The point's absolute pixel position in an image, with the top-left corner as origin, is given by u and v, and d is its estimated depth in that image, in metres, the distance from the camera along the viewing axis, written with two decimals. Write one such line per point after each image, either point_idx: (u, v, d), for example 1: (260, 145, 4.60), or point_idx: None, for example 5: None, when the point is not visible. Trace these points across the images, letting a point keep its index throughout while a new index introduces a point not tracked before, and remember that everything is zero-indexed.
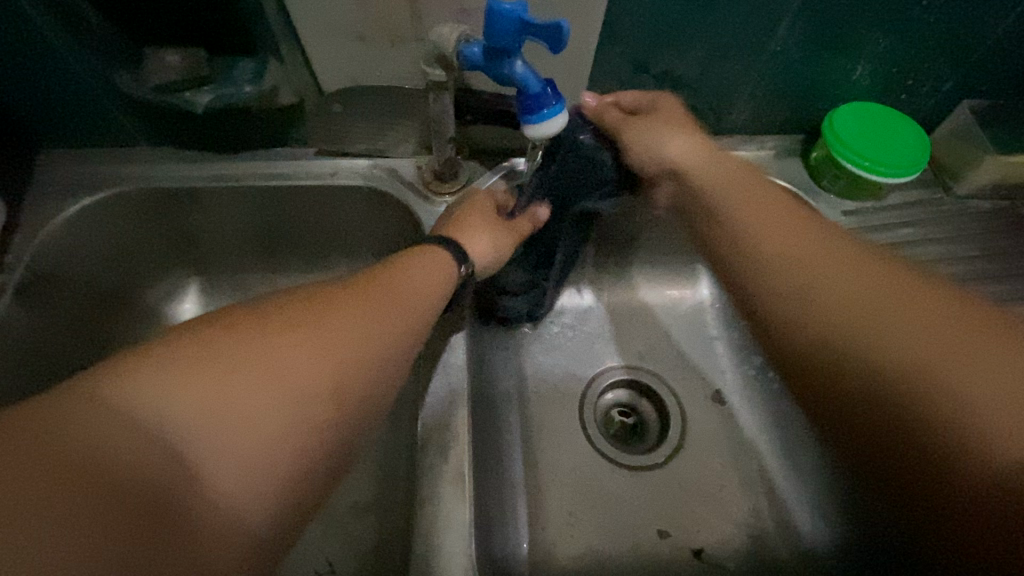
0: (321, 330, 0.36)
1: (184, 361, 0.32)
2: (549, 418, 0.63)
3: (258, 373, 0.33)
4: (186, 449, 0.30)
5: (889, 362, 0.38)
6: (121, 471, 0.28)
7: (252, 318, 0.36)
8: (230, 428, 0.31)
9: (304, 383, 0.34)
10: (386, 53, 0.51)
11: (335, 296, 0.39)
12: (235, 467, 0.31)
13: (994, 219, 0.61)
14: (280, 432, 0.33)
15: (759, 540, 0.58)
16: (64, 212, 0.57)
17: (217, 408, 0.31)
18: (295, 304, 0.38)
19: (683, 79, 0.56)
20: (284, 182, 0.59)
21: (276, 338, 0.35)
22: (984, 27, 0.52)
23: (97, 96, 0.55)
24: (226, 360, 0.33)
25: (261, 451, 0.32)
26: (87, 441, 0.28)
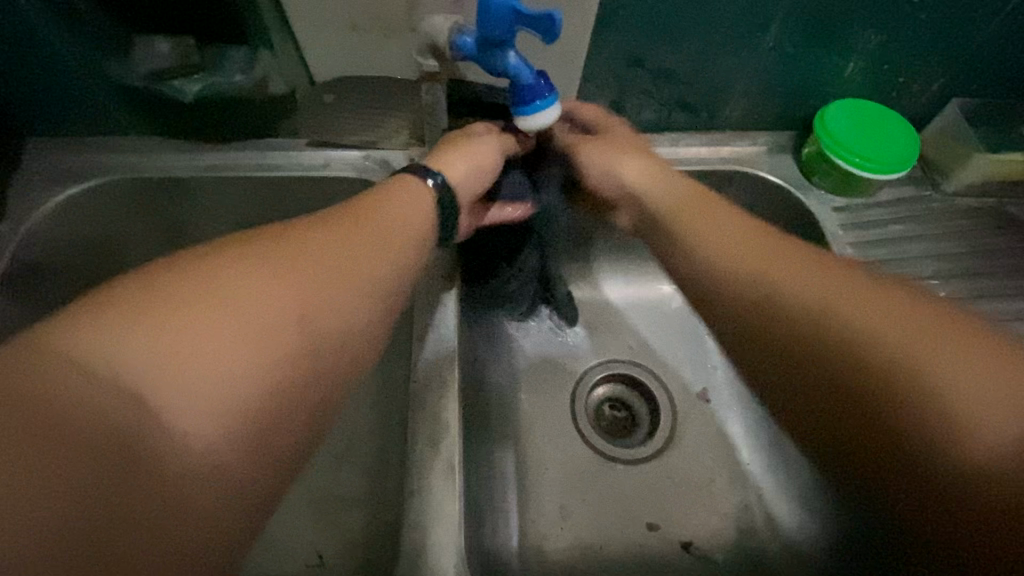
0: (315, 282, 0.35)
1: (172, 304, 0.30)
2: (539, 412, 0.63)
3: (245, 324, 0.31)
4: (159, 373, 0.28)
5: (880, 386, 0.33)
6: (73, 412, 0.25)
7: (240, 263, 0.34)
8: (217, 378, 0.29)
9: (283, 324, 0.33)
10: (380, 44, 0.50)
11: (326, 247, 0.37)
12: (219, 400, 0.29)
13: (982, 216, 0.61)
14: (256, 400, 0.31)
15: (747, 532, 0.58)
16: (49, 201, 0.57)
17: (194, 349, 0.29)
18: (283, 249, 0.36)
19: (677, 74, 0.56)
20: (274, 172, 0.59)
21: (264, 286, 0.33)
22: (976, 25, 0.52)
23: (83, 84, 0.54)
24: (197, 311, 0.30)
25: (235, 408, 0.30)
26: (68, 390, 0.25)
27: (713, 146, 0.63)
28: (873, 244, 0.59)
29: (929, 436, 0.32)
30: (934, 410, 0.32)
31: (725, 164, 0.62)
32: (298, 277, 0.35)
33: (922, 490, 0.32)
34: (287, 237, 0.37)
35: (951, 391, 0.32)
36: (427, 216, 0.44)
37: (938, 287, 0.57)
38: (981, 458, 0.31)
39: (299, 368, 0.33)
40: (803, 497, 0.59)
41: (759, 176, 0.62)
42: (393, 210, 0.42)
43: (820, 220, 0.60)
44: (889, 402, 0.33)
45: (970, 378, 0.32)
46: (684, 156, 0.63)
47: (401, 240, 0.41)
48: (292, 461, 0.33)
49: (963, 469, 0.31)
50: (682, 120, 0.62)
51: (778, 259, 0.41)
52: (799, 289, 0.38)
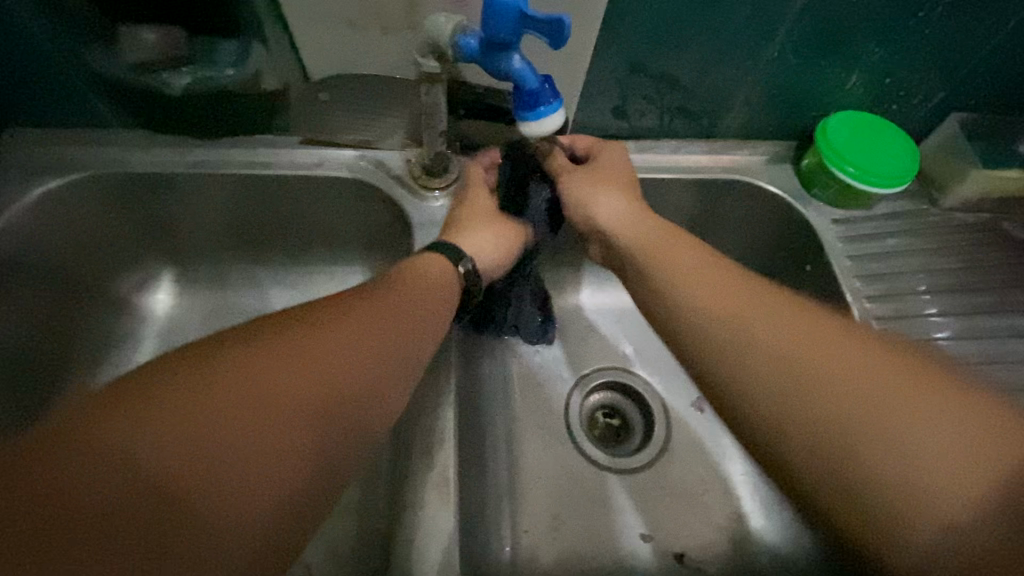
0: (330, 356, 0.35)
1: (187, 396, 0.30)
2: (534, 420, 0.62)
3: (258, 410, 0.31)
4: (182, 474, 0.28)
5: (876, 451, 0.33)
6: (91, 487, 0.26)
7: (252, 348, 0.34)
8: (238, 469, 0.30)
9: (298, 405, 0.33)
10: (377, 42, 0.49)
11: (341, 324, 0.38)
12: (245, 488, 0.30)
13: (977, 231, 0.61)
14: (265, 459, 0.31)
15: (740, 543, 0.58)
16: (26, 195, 0.54)
17: (210, 440, 0.29)
18: (292, 330, 0.36)
19: (680, 80, 0.55)
20: (264, 170, 0.57)
21: (275, 369, 0.33)
22: (979, 40, 0.52)
23: (64, 75, 0.52)
24: (203, 382, 0.31)
25: (243, 471, 0.30)
26: (102, 494, 0.26)
27: (713, 154, 0.63)
28: (870, 257, 0.59)
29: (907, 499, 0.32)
30: (936, 461, 0.32)
31: (723, 173, 0.62)
32: (301, 340, 0.35)
33: (904, 527, 0.32)
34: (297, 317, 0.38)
35: (907, 418, 0.34)
36: (446, 289, 0.46)
37: (930, 300, 0.57)
38: (947, 481, 0.32)
39: (306, 420, 0.33)
40: (790, 512, 0.59)
41: (758, 186, 0.62)
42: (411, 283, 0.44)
43: (818, 231, 0.60)
44: (854, 427, 0.34)
45: (920, 406, 0.34)
46: (683, 163, 0.62)
47: (420, 313, 0.42)
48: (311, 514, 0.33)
49: (931, 493, 0.32)
50: (683, 128, 0.61)
51: (743, 295, 0.42)
52: (789, 338, 0.39)
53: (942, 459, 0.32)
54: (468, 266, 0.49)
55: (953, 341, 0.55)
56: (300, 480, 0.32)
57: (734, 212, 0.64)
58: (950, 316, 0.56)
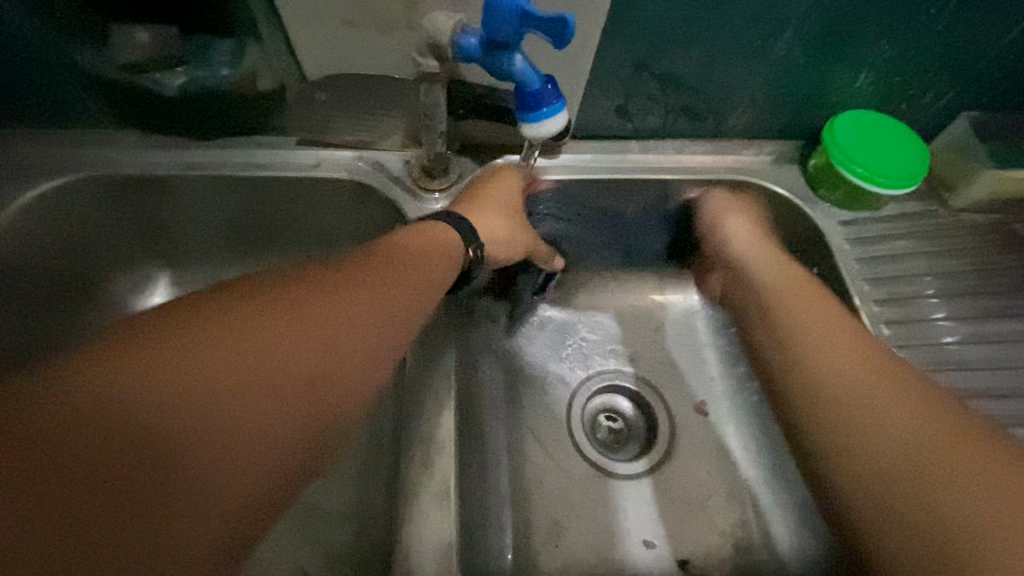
0: (327, 323, 0.37)
1: (189, 340, 0.32)
2: (536, 424, 0.61)
3: (257, 362, 0.33)
4: (177, 408, 0.29)
5: (868, 440, 0.43)
6: (86, 441, 0.27)
7: (257, 306, 0.36)
8: (231, 413, 0.31)
9: (291, 362, 0.34)
10: (375, 41, 0.48)
11: (342, 295, 0.39)
12: (235, 430, 0.31)
13: (987, 233, 0.60)
14: (265, 410, 0.32)
15: (745, 550, 0.57)
16: (18, 197, 0.53)
17: (209, 383, 0.31)
18: (297, 296, 0.38)
19: (684, 80, 0.54)
20: (260, 171, 0.56)
21: (277, 330, 0.35)
22: (991, 39, 0.51)
23: (56, 76, 0.51)
24: (206, 332, 0.33)
25: (235, 440, 0.31)
26: (97, 417, 0.28)
27: (718, 154, 0.61)
28: (879, 259, 0.58)
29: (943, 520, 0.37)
30: (961, 474, 0.38)
31: (729, 174, 0.61)
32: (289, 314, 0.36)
33: (927, 530, 0.37)
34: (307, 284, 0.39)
35: (900, 428, 0.42)
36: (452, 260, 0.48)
37: (939, 304, 0.56)
38: (956, 487, 0.37)
39: (298, 400, 0.34)
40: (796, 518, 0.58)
41: (764, 187, 0.61)
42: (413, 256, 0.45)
43: (825, 233, 0.59)
44: (854, 422, 0.45)
45: (906, 418, 0.43)
46: (687, 164, 0.61)
47: (419, 289, 0.44)
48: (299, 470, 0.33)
49: (936, 488, 0.38)
50: (687, 128, 0.60)
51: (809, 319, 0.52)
52: (817, 347, 0.50)
53: (971, 475, 0.37)
54: (479, 249, 0.51)
55: (963, 346, 0.54)
56: (288, 435, 0.33)
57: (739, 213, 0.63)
58: (959, 320, 0.55)
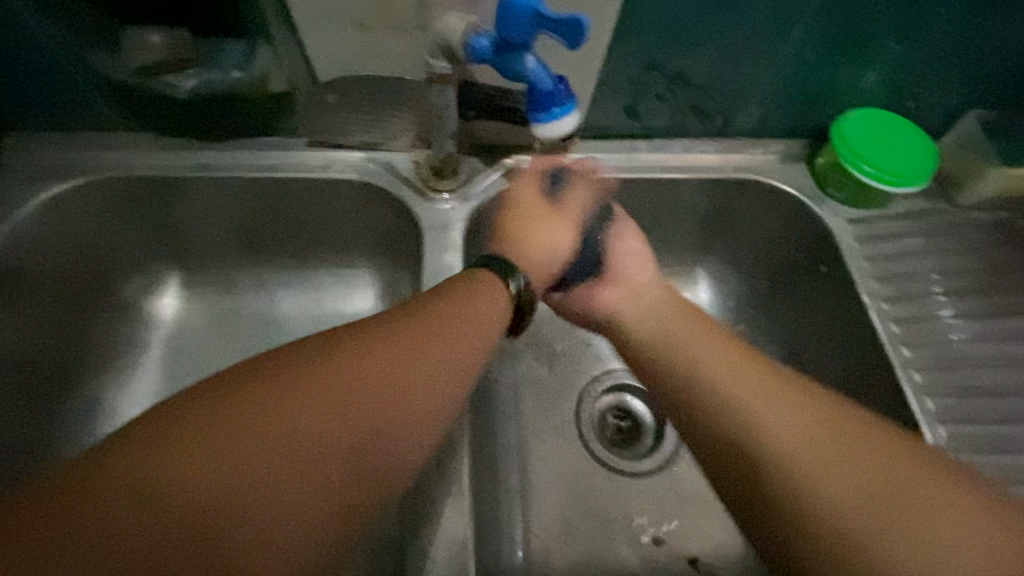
0: (375, 392, 0.33)
1: (217, 435, 0.28)
2: (546, 423, 0.61)
3: (287, 448, 0.29)
4: (213, 517, 0.27)
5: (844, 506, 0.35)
6: (97, 524, 0.25)
7: (292, 375, 0.31)
8: (269, 513, 0.28)
9: (333, 445, 0.30)
10: (387, 42, 0.48)
11: (390, 352, 0.34)
12: (271, 533, 0.28)
13: (996, 231, 0.60)
14: (301, 504, 0.29)
15: (754, 547, 0.57)
16: (31, 199, 0.54)
17: (233, 482, 0.27)
18: (336, 357, 0.33)
19: (694, 79, 0.54)
20: (271, 173, 0.56)
21: (310, 404, 0.31)
22: (1000, 36, 0.51)
23: (69, 79, 0.51)
24: (231, 418, 0.29)
25: (248, 522, 0.27)
26: (116, 539, 0.25)
27: (726, 153, 0.61)
28: (888, 258, 0.58)
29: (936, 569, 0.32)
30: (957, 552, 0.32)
31: (737, 173, 0.61)
32: (314, 374, 0.32)
33: None
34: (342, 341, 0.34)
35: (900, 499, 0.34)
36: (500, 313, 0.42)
37: (948, 302, 0.56)
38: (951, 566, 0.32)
39: (320, 470, 0.30)
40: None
41: (772, 186, 0.61)
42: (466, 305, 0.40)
43: (833, 231, 0.59)
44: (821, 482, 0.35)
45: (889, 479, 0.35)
46: (695, 163, 0.61)
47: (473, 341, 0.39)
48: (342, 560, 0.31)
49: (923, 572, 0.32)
50: (696, 127, 0.60)
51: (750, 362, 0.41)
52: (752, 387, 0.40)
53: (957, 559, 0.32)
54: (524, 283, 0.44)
55: (971, 343, 0.54)
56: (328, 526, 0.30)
57: (747, 212, 0.63)
58: (968, 318, 0.55)
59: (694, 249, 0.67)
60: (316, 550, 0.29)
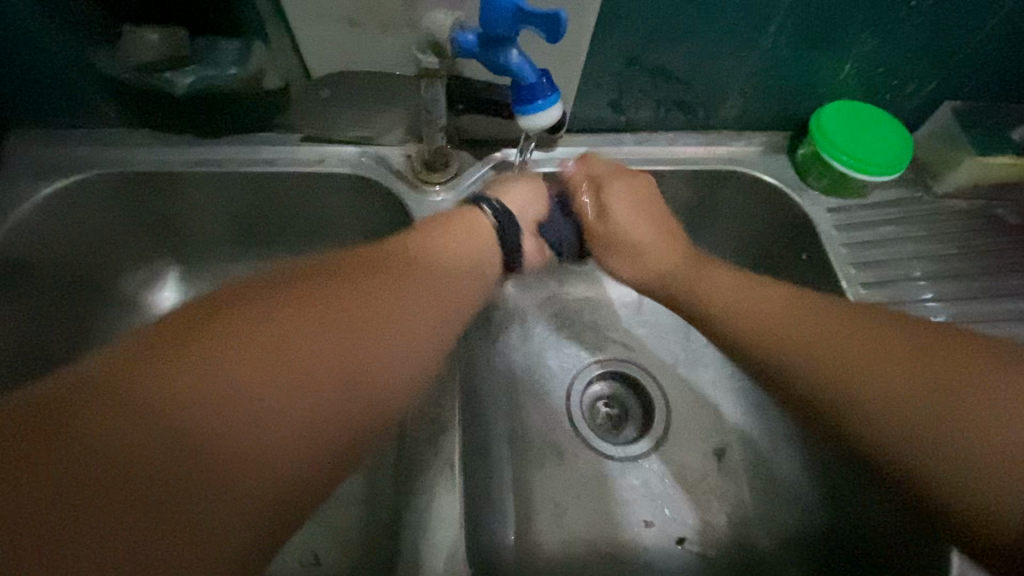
0: (359, 321, 0.35)
1: (201, 344, 0.30)
2: (538, 409, 0.63)
3: (275, 359, 0.31)
4: (196, 414, 0.27)
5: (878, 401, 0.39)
6: (114, 429, 0.26)
7: (278, 301, 0.34)
8: (255, 414, 0.29)
9: (314, 358, 0.32)
10: (378, 39, 0.49)
11: (371, 289, 0.38)
12: (256, 432, 0.29)
13: (971, 218, 0.62)
14: (291, 409, 0.30)
15: (741, 527, 0.59)
16: (34, 195, 0.55)
17: (218, 383, 0.29)
18: (322, 292, 0.36)
19: (675, 73, 0.56)
20: (266, 167, 0.58)
21: (298, 326, 0.33)
22: (970, 30, 0.53)
23: (70, 78, 0.53)
24: (215, 333, 0.30)
25: (224, 429, 0.28)
26: (102, 430, 0.26)
27: (709, 146, 0.63)
28: (866, 245, 0.60)
29: (993, 441, 0.35)
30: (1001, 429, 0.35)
31: (720, 164, 0.62)
32: (309, 309, 0.34)
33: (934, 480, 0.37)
34: (335, 277, 0.37)
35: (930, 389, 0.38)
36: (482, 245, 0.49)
37: (925, 287, 0.58)
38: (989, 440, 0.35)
39: (318, 388, 0.32)
40: (789, 497, 0.60)
41: (754, 177, 0.63)
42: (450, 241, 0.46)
43: (814, 220, 0.61)
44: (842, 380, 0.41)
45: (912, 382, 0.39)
46: (679, 155, 0.63)
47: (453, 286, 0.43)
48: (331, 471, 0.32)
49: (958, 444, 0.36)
50: (679, 120, 0.62)
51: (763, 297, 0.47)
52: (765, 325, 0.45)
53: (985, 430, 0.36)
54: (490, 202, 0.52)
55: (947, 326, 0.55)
56: (315, 432, 0.31)
57: (730, 203, 0.65)
58: (945, 302, 0.57)
59: None
60: (315, 461, 0.31)
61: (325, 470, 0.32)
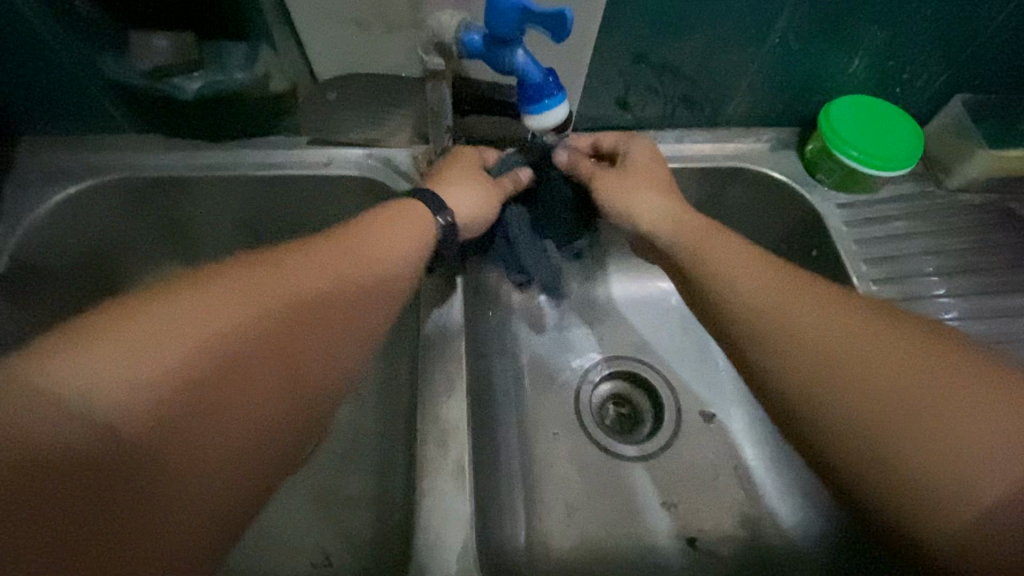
0: (300, 320, 0.39)
1: (142, 345, 0.33)
2: (548, 408, 0.63)
3: (217, 362, 0.35)
4: (152, 421, 0.33)
5: (926, 424, 0.35)
6: (84, 456, 0.31)
7: (219, 294, 0.37)
8: (202, 415, 0.35)
9: (255, 362, 0.37)
10: (384, 40, 0.50)
11: (306, 280, 0.40)
12: (209, 428, 0.35)
13: (984, 212, 0.61)
14: (234, 410, 0.36)
15: (753, 526, 0.59)
16: (45, 200, 0.56)
17: (165, 388, 0.33)
18: (267, 286, 0.39)
19: (682, 70, 0.56)
20: (274, 170, 0.58)
21: (239, 327, 0.37)
22: (982, 21, 0.52)
23: (81, 85, 0.54)
24: (151, 332, 0.34)
25: (179, 431, 0.34)
26: (61, 431, 0.31)
27: (717, 143, 0.63)
28: (879, 240, 0.59)
29: (975, 467, 0.33)
30: (972, 449, 0.34)
31: (728, 161, 0.62)
32: (261, 333, 0.37)
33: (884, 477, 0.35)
34: (275, 267, 0.40)
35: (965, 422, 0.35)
36: (417, 241, 0.47)
37: (938, 282, 0.57)
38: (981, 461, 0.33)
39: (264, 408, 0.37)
40: (802, 496, 0.59)
41: (763, 173, 0.62)
42: (384, 237, 0.45)
43: (824, 216, 0.60)
44: (881, 386, 0.37)
45: (975, 417, 0.35)
46: (688, 153, 0.62)
47: (389, 281, 0.45)
48: (282, 450, 0.39)
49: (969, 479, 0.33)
50: (687, 117, 0.62)
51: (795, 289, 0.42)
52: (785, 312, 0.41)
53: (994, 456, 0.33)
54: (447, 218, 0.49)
55: (961, 322, 0.55)
56: (254, 423, 0.37)
57: (739, 200, 0.65)
58: (959, 297, 0.56)
59: None
60: (272, 444, 0.38)
61: (275, 447, 0.38)
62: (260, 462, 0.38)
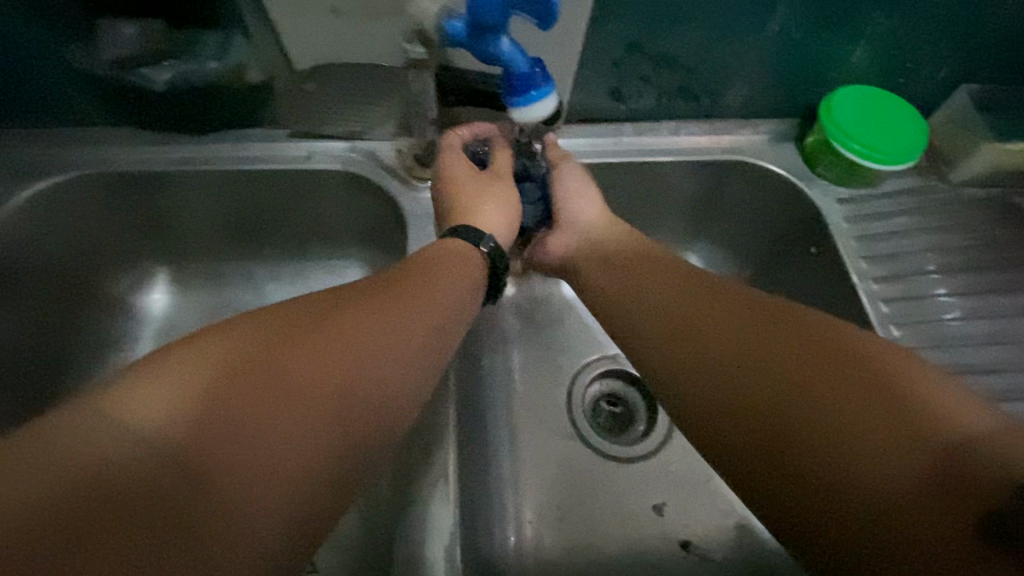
0: (360, 346, 0.33)
1: (202, 373, 0.28)
2: (538, 410, 0.61)
3: (288, 397, 0.29)
4: (205, 458, 0.26)
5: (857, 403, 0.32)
6: (122, 500, 0.23)
7: (272, 328, 0.32)
8: (262, 450, 0.27)
9: (316, 393, 0.30)
10: (363, 29, 0.47)
11: (358, 311, 0.35)
12: (267, 468, 0.27)
13: (987, 207, 0.59)
14: (293, 447, 0.28)
15: (746, 529, 0.58)
16: (15, 196, 0.53)
17: (224, 416, 0.27)
18: (321, 321, 0.34)
19: (677, 60, 0.53)
20: (253, 164, 0.56)
21: (297, 357, 0.31)
22: (990, 8, 0.49)
23: (47, 76, 0.51)
24: (210, 362, 0.29)
25: (234, 464, 0.26)
26: (108, 472, 0.23)
27: (713, 135, 0.61)
28: (878, 236, 0.57)
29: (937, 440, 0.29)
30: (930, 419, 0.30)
31: (724, 154, 0.60)
32: (318, 354, 0.32)
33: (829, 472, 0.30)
34: (323, 302, 0.36)
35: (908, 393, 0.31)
36: (465, 272, 0.43)
37: (937, 279, 0.56)
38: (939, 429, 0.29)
39: (322, 434, 0.30)
40: None
41: (761, 167, 0.60)
42: (435, 272, 0.41)
43: (823, 211, 0.58)
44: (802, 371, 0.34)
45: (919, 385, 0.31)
46: (683, 145, 0.60)
47: (442, 310, 0.39)
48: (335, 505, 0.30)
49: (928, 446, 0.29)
50: (683, 108, 0.59)
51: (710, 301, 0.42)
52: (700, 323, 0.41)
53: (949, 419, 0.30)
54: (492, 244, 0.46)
55: (961, 322, 0.53)
56: (309, 468, 0.29)
57: (736, 195, 0.63)
58: (961, 295, 0.55)
59: (685, 233, 0.67)
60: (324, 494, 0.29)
61: (326, 508, 0.30)
62: (315, 520, 0.29)
